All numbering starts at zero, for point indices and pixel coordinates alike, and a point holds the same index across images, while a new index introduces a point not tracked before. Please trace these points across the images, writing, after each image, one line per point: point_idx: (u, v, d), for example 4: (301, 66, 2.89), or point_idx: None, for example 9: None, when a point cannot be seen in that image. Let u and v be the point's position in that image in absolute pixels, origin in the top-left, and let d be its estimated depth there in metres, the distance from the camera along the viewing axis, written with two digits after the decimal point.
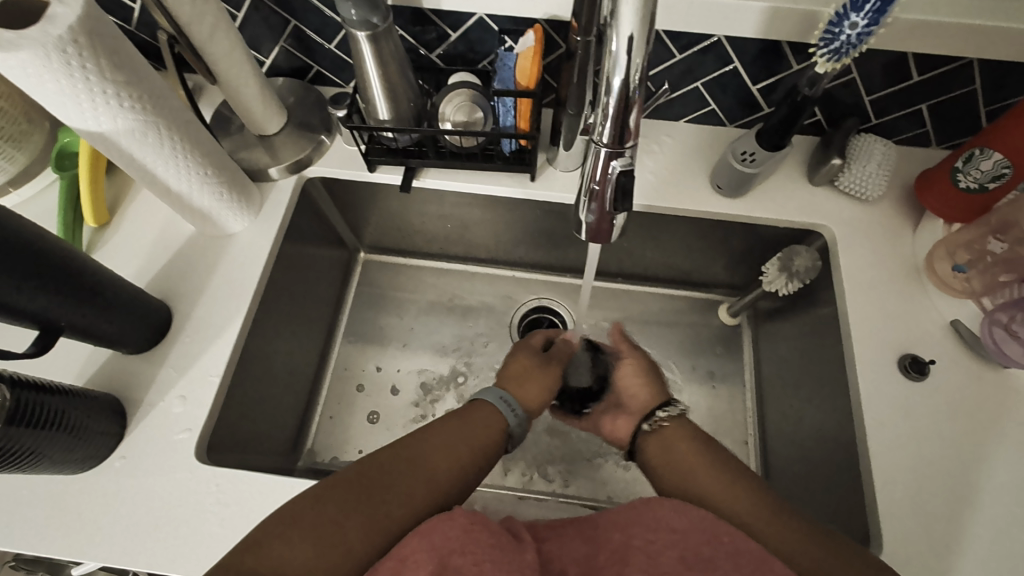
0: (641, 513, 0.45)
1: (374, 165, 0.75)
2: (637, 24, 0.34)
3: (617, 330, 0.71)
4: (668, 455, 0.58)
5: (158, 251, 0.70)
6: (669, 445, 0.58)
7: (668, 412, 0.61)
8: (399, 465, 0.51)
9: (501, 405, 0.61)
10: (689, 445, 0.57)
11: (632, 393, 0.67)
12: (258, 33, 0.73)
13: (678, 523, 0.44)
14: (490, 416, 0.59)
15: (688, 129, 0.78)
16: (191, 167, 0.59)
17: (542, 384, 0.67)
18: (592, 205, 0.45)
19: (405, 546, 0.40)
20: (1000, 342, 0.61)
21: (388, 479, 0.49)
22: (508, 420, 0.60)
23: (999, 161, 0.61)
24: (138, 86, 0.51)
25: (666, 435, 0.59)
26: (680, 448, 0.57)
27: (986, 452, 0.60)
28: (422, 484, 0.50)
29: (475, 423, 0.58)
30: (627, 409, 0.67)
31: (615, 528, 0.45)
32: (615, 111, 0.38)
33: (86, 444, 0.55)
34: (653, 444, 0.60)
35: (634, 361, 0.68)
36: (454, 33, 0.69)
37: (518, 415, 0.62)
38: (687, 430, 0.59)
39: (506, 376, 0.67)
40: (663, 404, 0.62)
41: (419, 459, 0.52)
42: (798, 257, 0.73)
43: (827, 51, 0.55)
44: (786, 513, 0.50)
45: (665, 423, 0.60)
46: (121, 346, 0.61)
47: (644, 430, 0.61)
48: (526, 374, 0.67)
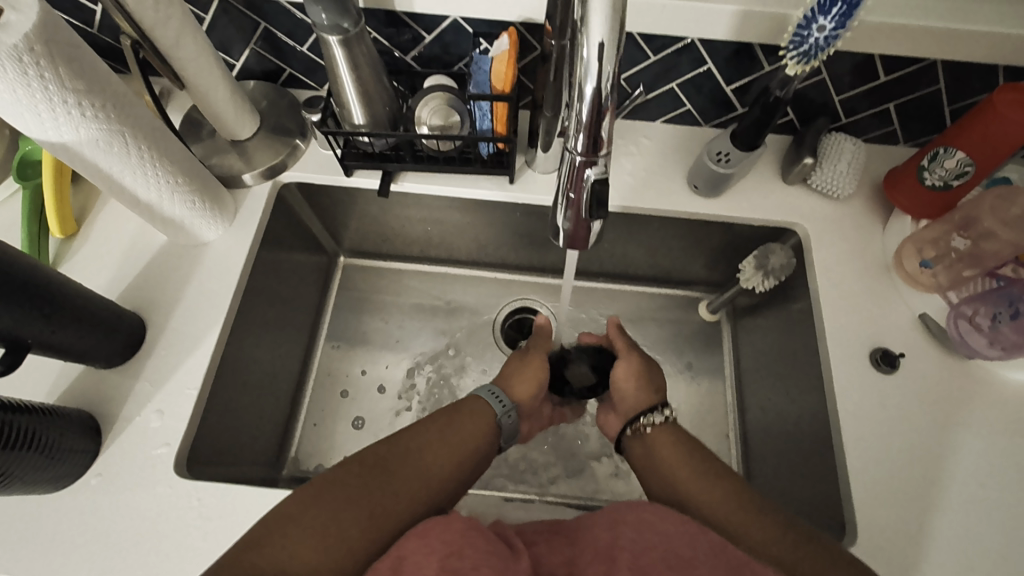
0: (626, 515, 0.46)
1: (351, 170, 0.74)
2: (608, 32, 0.35)
3: (613, 324, 0.72)
4: (652, 456, 0.59)
5: (129, 262, 0.68)
6: (653, 447, 0.59)
7: (653, 418, 0.61)
8: (393, 461, 0.50)
9: (491, 397, 0.60)
10: (672, 448, 0.58)
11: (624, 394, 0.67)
12: (227, 36, 0.71)
13: (662, 525, 0.44)
14: (480, 410, 0.58)
15: (665, 129, 0.79)
16: (160, 177, 0.58)
17: (529, 378, 0.66)
18: (568, 211, 0.44)
19: (402, 547, 0.40)
20: (964, 333, 0.64)
21: (383, 475, 0.49)
22: (497, 412, 0.59)
23: (961, 160, 0.63)
24: (101, 94, 0.49)
25: (649, 439, 0.60)
26: (663, 450, 0.58)
27: (953, 440, 0.62)
28: (417, 480, 0.50)
29: (466, 415, 0.57)
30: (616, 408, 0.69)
31: (600, 528, 0.46)
32: (587, 118, 0.39)
33: (59, 464, 0.54)
34: (638, 446, 0.61)
35: (627, 362, 0.68)
36: (428, 35, 0.68)
37: (507, 408, 0.60)
38: (671, 434, 0.59)
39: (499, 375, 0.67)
40: (650, 408, 0.62)
41: (413, 455, 0.51)
42: (773, 255, 0.74)
43: (795, 54, 0.56)
44: (767, 507, 0.52)
45: (649, 429, 0.61)
46: (93, 361, 0.59)
47: (628, 434, 0.63)
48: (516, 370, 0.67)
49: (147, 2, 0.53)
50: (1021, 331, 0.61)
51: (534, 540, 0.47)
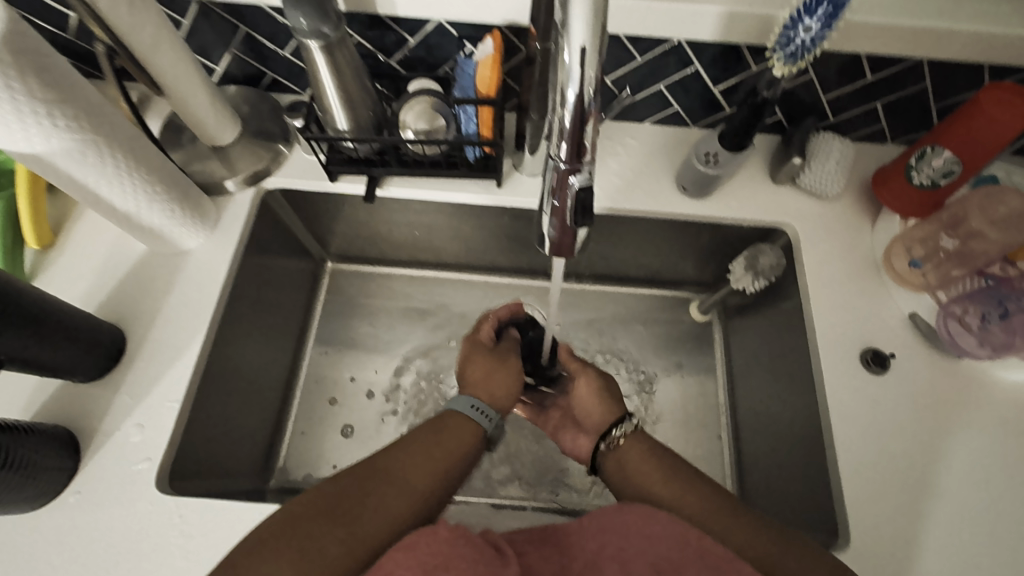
0: (615, 520, 0.45)
1: (335, 175, 0.73)
2: (589, 36, 0.34)
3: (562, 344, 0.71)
4: (624, 469, 0.58)
5: (108, 273, 0.67)
6: (625, 459, 0.58)
7: (622, 429, 0.60)
8: (376, 479, 0.49)
9: (474, 413, 0.58)
10: (645, 458, 0.57)
11: (589, 411, 0.67)
12: (206, 40, 0.70)
13: (651, 529, 0.44)
14: (464, 423, 0.57)
15: (653, 130, 0.79)
16: (137, 186, 0.56)
17: (508, 385, 0.63)
18: (553, 219, 0.44)
19: (386, 561, 0.38)
20: (954, 334, 0.64)
21: (366, 493, 0.48)
22: (485, 426, 0.59)
23: (948, 159, 0.63)
24: (73, 104, 0.48)
25: (622, 451, 0.59)
26: (635, 462, 0.57)
27: (943, 440, 0.62)
28: (401, 496, 0.49)
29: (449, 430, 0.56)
30: (583, 426, 0.68)
31: (588, 536, 0.45)
32: (571, 123, 0.38)
33: (36, 482, 0.53)
34: (611, 459, 0.60)
35: (585, 376, 0.67)
36: (411, 38, 0.67)
37: (492, 420, 0.59)
38: (642, 444, 0.59)
39: (471, 380, 0.63)
40: (617, 420, 0.62)
41: (396, 471, 0.50)
42: (762, 256, 0.76)
43: (783, 55, 0.56)
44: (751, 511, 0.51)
45: (621, 441, 0.60)
46: (71, 376, 0.58)
47: (601, 449, 0.62)
48: (490, 375, 0.63)
49: (120, 8, 0.52)
50: (1010, 331, 0.62)
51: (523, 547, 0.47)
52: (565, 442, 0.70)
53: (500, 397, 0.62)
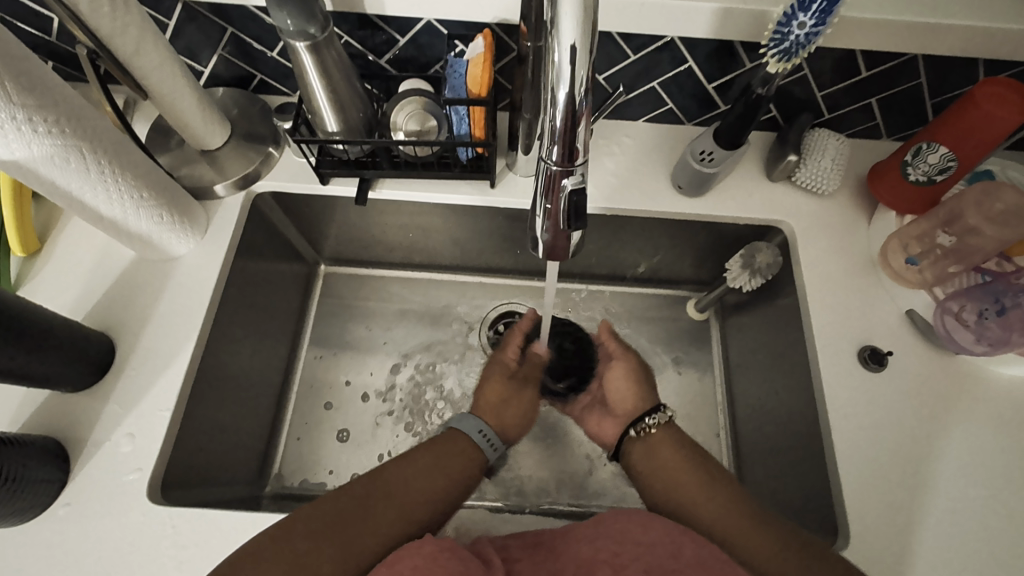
0: (608, 528, 0.45)
1: (326, 177, 0.72)
2: (579, 35, 0.33)
3: (605, 328, 0.73)
4: (653, 461, 0.58)
5: (96, 280, 0.66)
6: (655, 449, 0.59)
7: (655, 419, 0.60)
8: (371, 495, 0.49)
9: (479, 438, 0.59)
10: (675, 452, 0.58)
11: (620, 396, 0.67)
12: (193, 42, 0.68)
13: (645, 536, 0.43)
14: (464, 442, 0.57)
15: (647, 128, 0.78)
16: (123, 192, 0.55)
17: (518, 414, 0.67)
18: (546, 223, 0.43)
19: None
20: (950, 329, 0.64)
21: (361, 511, 0.47)
22: (487, 454, 0.59)
23: (944, 155, 0.62)
24: (54, 110, 0.47)
25: (653, 441, 0.59)
26: (666, 456, 0.58)
27: (942, 437, 0.62)
28: (395, 512, 0.48)
29: (452, 450, 0.56)
30: (612, 411, 0.68)
31: (582, 544, 0.44)
32: (562, 124, 0.37)
33: (23, 495, 0.52)
34: (639, 449, 0.60)
35: (624, 365, 0.69)
36: (402, 38, 0.66)
37: (497, 450, 0.60)
38: (673, 437, 0.59)
39: (486, 403, 0.66)
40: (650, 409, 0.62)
41: (393, 487, 0.50)
42: (759, 254, 0.74)
43: (776, 52, 0.55)
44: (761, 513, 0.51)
45: (653, 430, 0.60)
46: (59, 386, 0.57)
47: (631, 436, 0.62)
48: (504, 402, 0.67)
49: (102, 10, 0.50)
50: (1008, 327, 0.61)
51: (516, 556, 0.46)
52: (590, 424, 0.70)
53: (509, 423, 0.66)
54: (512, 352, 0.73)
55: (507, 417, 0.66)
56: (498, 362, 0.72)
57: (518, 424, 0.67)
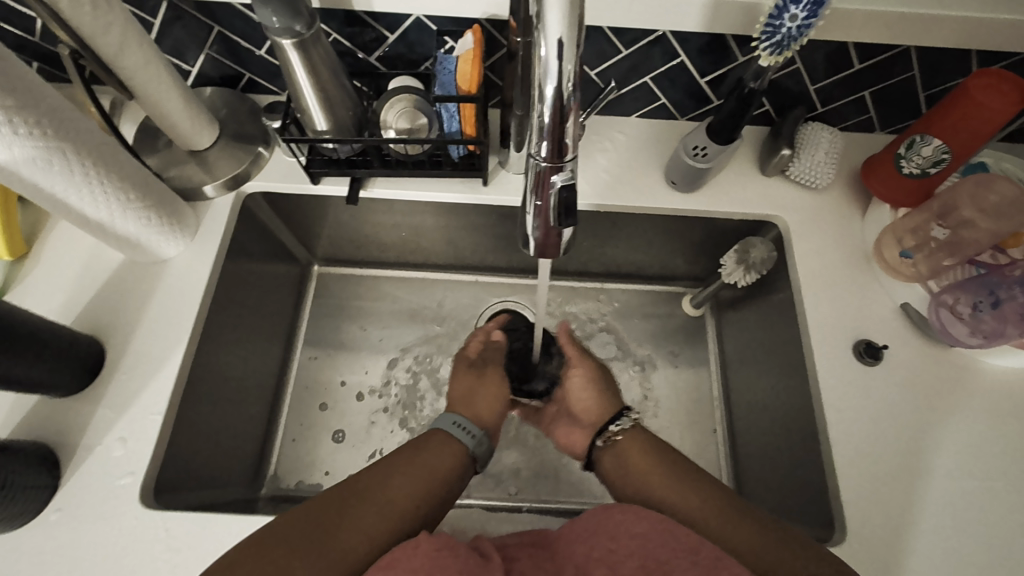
0: (602, 521, 0.44)
1: (317, 177, 0.71)
2: (565, 28, 0.33)
3: (565, 332, 0.71)
4: (623, 465, 0.58)
5: (85, 283, 0.65)
6: (624, 455, 0.58)
7: (621, 425, 0.61)
8: (357, 500, 0.48)
9: (456, 430, 0.59)
10: (643, 455, 0.57)
11: (585, 404, 0.66)
12: (180, 41, 0.68)
13: (639, 527, 0.43)
14: (451, 444, 0.57)
15: (640, 124, 0.77)
16: (109, 193, 0.55)
17: (491, 401, 0.66)
18: (537, 220, 0.42)
19: None
20: (945, 323, 0.63)
21: (345, 517, 0.46)
22: (468, 445, 0.58)
23: (938, 147, 0.62)
24: (34, 110, 0.46)
25: (620, 447, 0.59)
26: (635, 459, 0.57)
27: (938, 430, 0.62)
28: (384, 516, 0.48)
29: (434, 451, 0.55)
30: (579, 420, 0.67)
31: (578, 541, 0.44)
32: (551, 120, 0.36)
33: (13, 502, 0.51)
34: (610, 457, 0.60)
35: (583, 370, 0.68)
36: (391, 35, 0.65)
37: (475, 437, 0.59)
38: (639, 439, 0.59)
39: (456, 396, 0.65)
40: (615, 416, 0.62)
41: (381, 492, 0.49)
42: (753, 249, 0.74)
43: (768, 45, 0.55)
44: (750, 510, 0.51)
45: (619, 437, 0.60)
46: (48, 391, 0.56)
47: (598, 446, 0.62)
48: (473, 392, 0.65)
49: (84, 8, 0.50)
50: (1002, 319, 0.60)
51: (513, 556, 0.45)
52: (559, 436, 0.69)
53: (484, 412, 0.64)
54: (473, 346, 0.71)
55: (482, 404, 0.65)
56: (460, 355, 0.71)
57: (494, 408, 0.65)
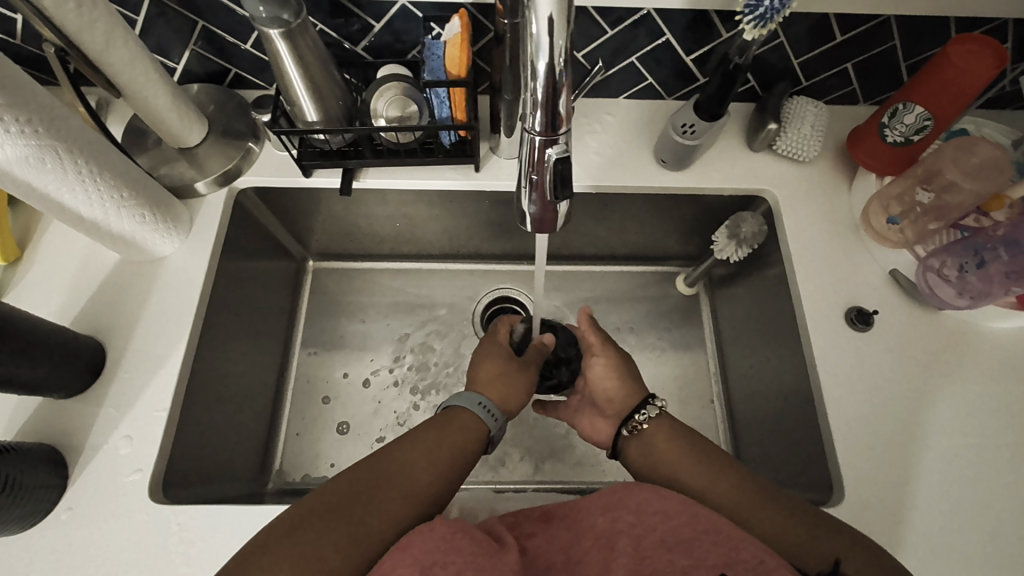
0: (622, 497, 0.45)
1: (310, 170, 0.71)
2: (555, 5, 0.33)
3: (584, 316, 0.71)
4: (650, 454, 0.57)
5: (81, 285, 0.65)
6: (650, 445, 0.58)
7: (646, 415, 0.59)
8: (376, 480, 0.48)
9: (481, 411, 0.59)
10: (670, 442, 0.57)
11: (609, 394, 0.66)
12: (164, 38, 0.67)
13: (659, 504, 0.43)
14: (463, 419, 0.57)
15: (628, 105, 0.78)
16: (103, 191, 0.55)
17: (520, 386, 0.65)
18: (533, 195, 0.43)
19: (385, 563, 0.38)
20: (933, 285, 0.64)
21: (365, 498, 0.46)
22: (490, 426, 0.58)
23: (920, 114, 0.63)
24: (25, 108, 0.46)
25: (647, 436, 0.58)
26: (661, 447, 0.57)
27: (930, 390, 0.63)
28: (399, 497, 0.48)
29: (452, 427, 0.55)
30: (603, 410, 0.67)
31: (598, 513, 0.44)
32: (543, 96, 0.37)
33: (23, 502, 0.51)
34: (635, 447, 0.58)
35: (604, 359, 0.68)
36: (377, 23, 0.66)
37: (498, 420, 0.59)
38: (666, 427, 0.58)
39: (484, 376, 0.64)
40: (640, 404, 0.60)
41: (395, 474, 0.49)
42: (744, 224, 0.74)
43: (752, 18, 0.56)
44: (770, 493, 0.51)
45: (645, 425, 0.59)
46: (51, 392, 0.56)
47: (623, 435, 0.60)
48: (502, 376, 0.64)
49: (68, 6, 0.49)
50: (988, 279, 0.62)
51: (528, 533, 0.46)
52: (583, 424, 0.69)
53: (509, 397, 0.63)
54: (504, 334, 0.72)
55: (510, 390, 0.63)
56: (492, 341, 0.70)
57: (521, 395, 0.64)
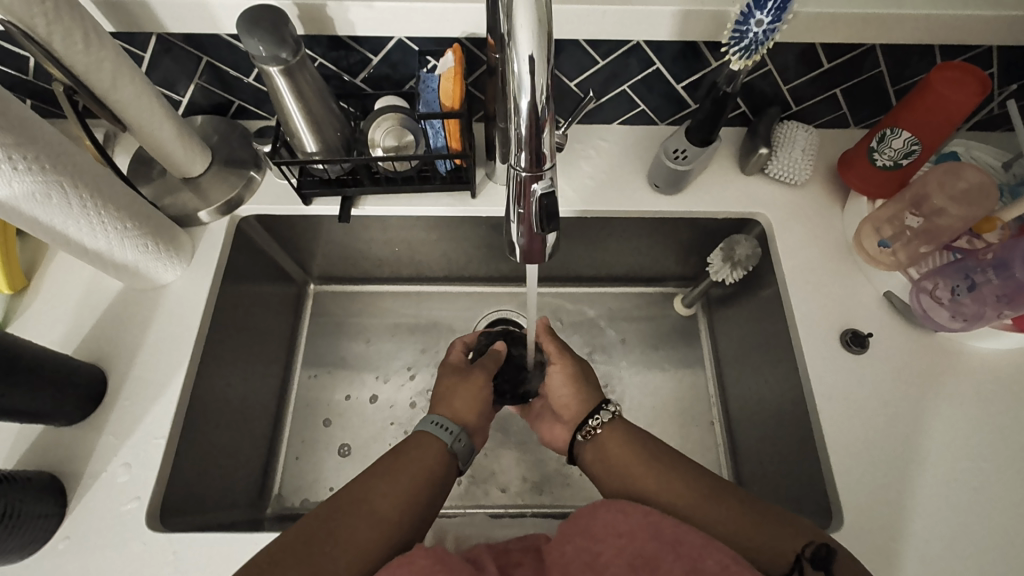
0: (589, 521, 0.44)
1: (309, 198, 0.73)
2: (536, 45, 0.34)
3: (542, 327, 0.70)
4: (604, 457, 0.58)
5: (85, 312, 0.66)
6: (603, 447, 0.58)
7: (599, 419, 0.60)
8: (347, 511, 0.49)
9: (435, 428, 0.58)
10: (622, 444, 0.57)
11: (563, 400, 0.65)
12: (170, 73, 0.70)
13: (624, 526, 0.43)
14: (428, 444, 0.57)
15: (622, 131, 0.80)
16: (107, 224, 0.56)
17: (476, 398, 0.63)
18: (521, 227, 0.44)
19: None
20: (927, 308, 0.65)
21: (336, 528, 0.47)
22: (447, 441, 0.57)
23: (908, 140, 0.64)
24: (32, 146, 0.48)
25: (600, 440, 0.59)
26: (614, 449, 0.57)
27: (927, 412, 0.63)
28: (369, 527, 0.48)
29: (416, 450, 0.55)
30: (560, 416, 0.67)
31: (567, 541, 0.43)
32: (528, 133, 0.38)
33: (23, 531, 0.52)
34: (591, 451, 0.59)
35: (561, 366, 0.67)
36: (375, 56, 0.68)
37: (455, 434, 0.58)
38: (618, 431, 0.59)
39: (437, 398, 0.63)
40: (595, 409, 0.62)
41: (366, 503, 0.50)
42: (738, 246, 0.76)
43: (738, 49, 0.57)
44: (727, 489, 0.51)
45: (598, 430, 0.60)
46: (53, 420, 0.57)
47: (579, 441, 0.61)
48: (456, 391, 0.63)
49: (77, 47, 0.52)
50: (981, 301, 0.61)
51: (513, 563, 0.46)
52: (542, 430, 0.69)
53: (465, 412, 0.61)
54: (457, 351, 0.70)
55: (463, 403, 0.62)
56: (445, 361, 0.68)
57: (477, 407, 0.62)
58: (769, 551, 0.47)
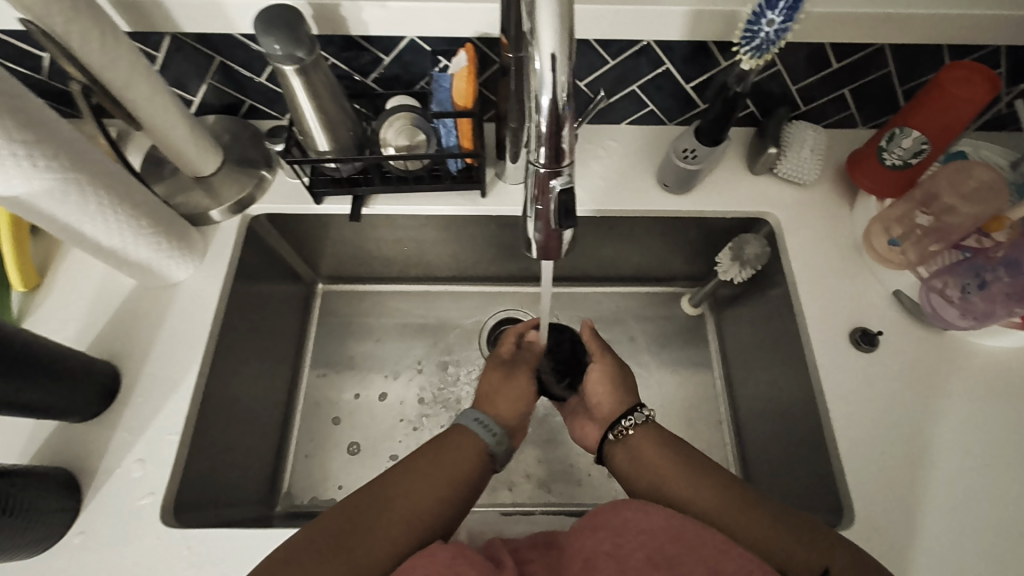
0: (610, 517, 0.44)
1: (320, 197, 0.73)
2: (558, 43, 0.35)
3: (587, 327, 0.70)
4: (635, 458, 0.57)
5: (98, 310, 0.67)
6: (635, 450, 0.58)
7: (633, 420, 0.60)
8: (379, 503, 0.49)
9: (477, 426, 0.58)
10: (657, 449, 0.56)
11: (598, 398, 0.66)
12: (183, 72, 0.70)
13: (645, 522, 0.43)
14: (464, 441, 0.56)
15: (630, 131, 0.80)
16: (122, 221, 0.57)
17: (518, 398, 0.65)
18: (538, 224, 0.45)
19: None
20: (937, 307, 0.65)
21: (368, 522, 0.48)
22: (486, 441, 0.57)
23: (917, 139, 0.64)
24: (51, 143, 0.48)
25: (632, 443, 0.58)
26: (647, 452, 0.57)
27: (937, 410, 0.63)
28: (399, 521, 0.49)
29: (453, 447, 0.55)
30: (593, 414, 0.67)
31: (587, 536, 0.44)
32: (547, 129, 0.39)
33: (39, 526, 0.52)
34: (620, 453, 0.59)
35: (601, 365, 0.66)
36: (387, 56, 0.68)
37: (496, 436, 0.58)
38: (651, 435, 0.58)
39: (482, 392, 0.65)
40: (628, 410, 0.61)
41: (397, 497, 0.50)
42: (747, 246, 0.75)
43: (749, 49, 0.58)
44: (756, 497, 0.51)
45: (630, 432, 0.59)
46: (67, 416, 0.57)
47: (609, 441, 0.61)
48: (500, 388, 0.65)
49: (95, 45, 0.52)
50: (991, 299, 0.61)
51: (526, 559, 0.46)
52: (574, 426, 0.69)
53: (505, 411, 0.63)
54: (507, 346, 0.72)
55: (506, 402, 0.64)
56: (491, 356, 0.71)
57: (518, 407, 0.64)
58: (794, 560, 0.47)
